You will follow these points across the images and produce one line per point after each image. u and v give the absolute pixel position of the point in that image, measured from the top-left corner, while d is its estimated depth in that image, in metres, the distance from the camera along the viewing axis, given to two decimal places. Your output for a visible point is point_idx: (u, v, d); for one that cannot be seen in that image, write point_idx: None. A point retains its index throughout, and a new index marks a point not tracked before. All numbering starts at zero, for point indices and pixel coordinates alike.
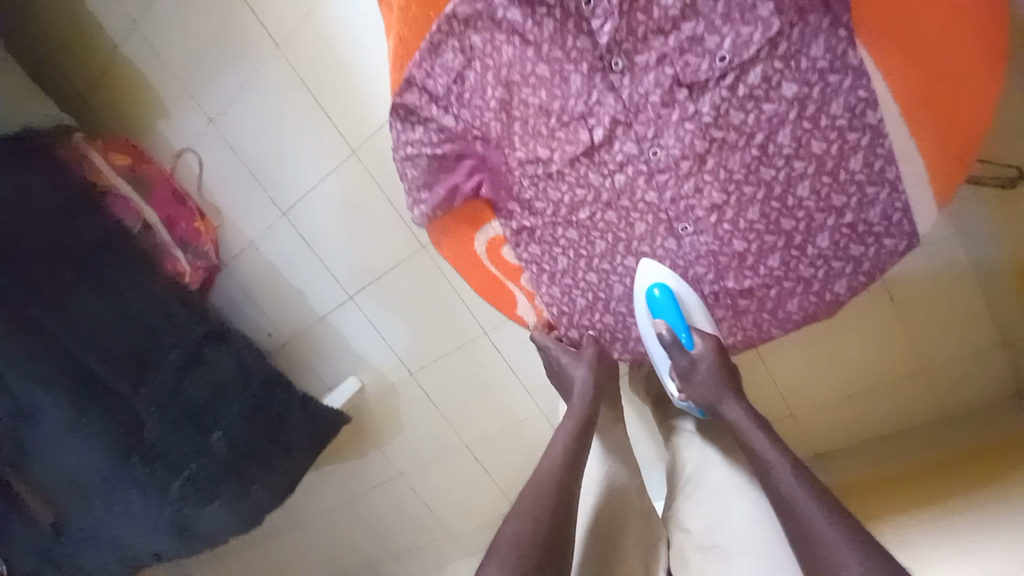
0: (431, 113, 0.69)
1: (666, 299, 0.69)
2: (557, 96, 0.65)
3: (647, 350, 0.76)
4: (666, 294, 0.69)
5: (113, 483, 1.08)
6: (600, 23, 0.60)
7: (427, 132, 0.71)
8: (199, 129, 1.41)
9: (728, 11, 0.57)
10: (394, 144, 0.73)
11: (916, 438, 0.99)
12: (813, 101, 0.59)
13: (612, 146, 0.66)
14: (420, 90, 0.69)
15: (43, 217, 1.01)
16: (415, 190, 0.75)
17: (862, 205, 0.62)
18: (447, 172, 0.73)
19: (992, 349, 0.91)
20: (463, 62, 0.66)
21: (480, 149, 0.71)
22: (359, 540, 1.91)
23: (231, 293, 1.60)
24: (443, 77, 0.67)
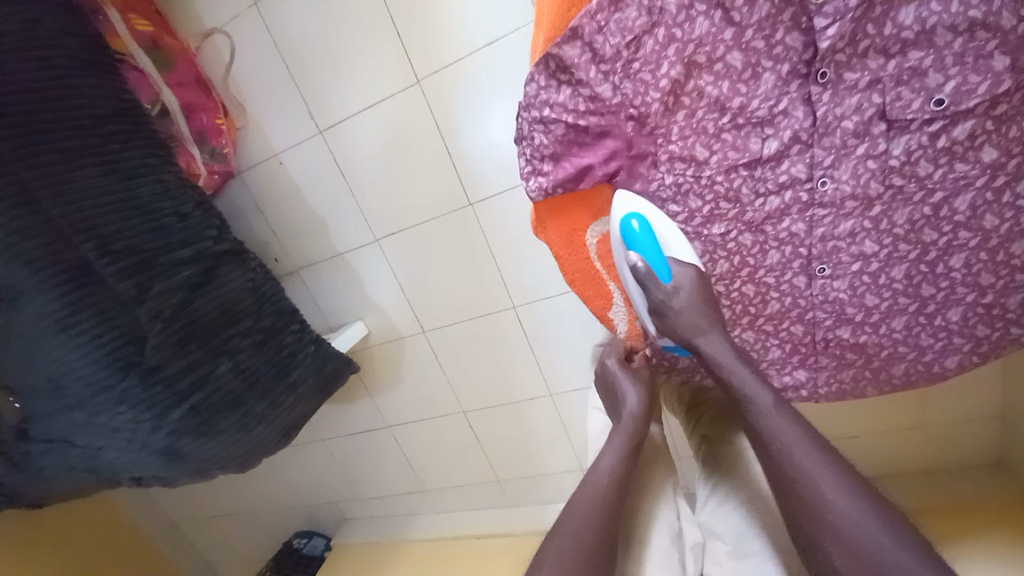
0: (588, 76, 0.60)
1: (644, 233, 0.63)
2: (740, 95, 0.57)
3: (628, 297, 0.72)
4: (645, 222, 0.63)
5: (102, 402, 0.94)
6: (824, 23, 0.52)
7: (574, 96, 0.61)
8: (240, 11, 1.21)
9: (963, 51, 0.51)
10: (527, 101, 0.64)
11: (891, 487, 1.02)
12: (1006, 172, 0.55)
13: (782, 164, 0.59)
14: (583, 46, 0.59)
15: (55, 53, 0.90)
16: (537, 158, 0.66)
17: (1006, 289, 0.60)
18: (582, 149, 0.64)
19: (987, 420, 0.94)
20: (645, 24, 0.56)
21: (630, 131, 0.62)
22: (328, 480, 1.86)
23: (240, 204, 1.44)
24: (617, 37, 0.58)
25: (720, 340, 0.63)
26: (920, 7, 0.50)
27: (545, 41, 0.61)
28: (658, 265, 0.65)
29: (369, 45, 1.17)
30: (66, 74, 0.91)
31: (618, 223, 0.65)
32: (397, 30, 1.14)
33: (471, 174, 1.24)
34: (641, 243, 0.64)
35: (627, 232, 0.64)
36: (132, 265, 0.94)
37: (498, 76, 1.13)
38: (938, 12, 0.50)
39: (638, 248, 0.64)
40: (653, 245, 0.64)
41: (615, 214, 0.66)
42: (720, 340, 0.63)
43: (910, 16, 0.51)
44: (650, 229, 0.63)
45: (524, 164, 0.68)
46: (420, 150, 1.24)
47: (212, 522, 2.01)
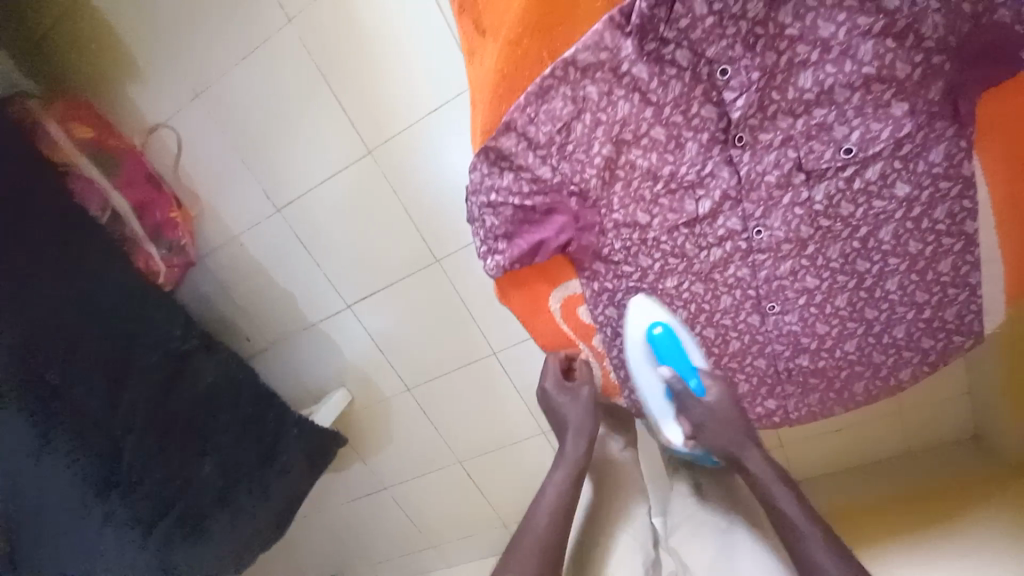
0: (527, 161, 0.64)
1: (668, 338, 0.69)
2: (669, 163, 0.61)
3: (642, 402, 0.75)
4: (669, 328, 0.69)
5: (84, 528, 0.90)
6: (733, 95, 0.57)
7: (517, 180, 0.65)
8: (184, 104, 1.21)
9: (862, 103, 0.56)
10: (474, 188, 0.67)
11: (876, 471, 1.07)
12: (921, 203, 0.60)
13: (719, 218, 0.63)
14: (518, 135, 0.63)
15: None
16: (491, 238, 0.68)
17: (942, 303, 0.64)
18: (532, 226, 0.67)
19: (961, 400, 0.99)
20: (572, 112, 0.61)
21: (575, 206, 0.66)
22: (331, 551, 1.80)
23: (206, 290, 1.42)
24: (547, 125, 0.62)
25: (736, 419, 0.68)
26: (816, 71, 0.55)
27: (483, 136, 0.65)
28: (686, 372, 0.71)
29: (316, 121, 1.18)
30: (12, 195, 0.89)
31: (641, 331, 0.70)
32: (342, 104, 1.15)
33: (434, 231, 1.25)
34: (668, 357, 0.70)
35: (653, 343, 0.69)
36: (101, 379, 0.92)
37: (448, 136, 1.15)
38: (834, 73, 0.55)
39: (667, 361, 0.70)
40: (679, 353, 0.70)
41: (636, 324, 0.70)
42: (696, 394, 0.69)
43: (808, 80, 0.56)
44: (672, 334, 0.69)
45: (480, 244, 0.70)
46: (380, 215, 1.25)
47: None
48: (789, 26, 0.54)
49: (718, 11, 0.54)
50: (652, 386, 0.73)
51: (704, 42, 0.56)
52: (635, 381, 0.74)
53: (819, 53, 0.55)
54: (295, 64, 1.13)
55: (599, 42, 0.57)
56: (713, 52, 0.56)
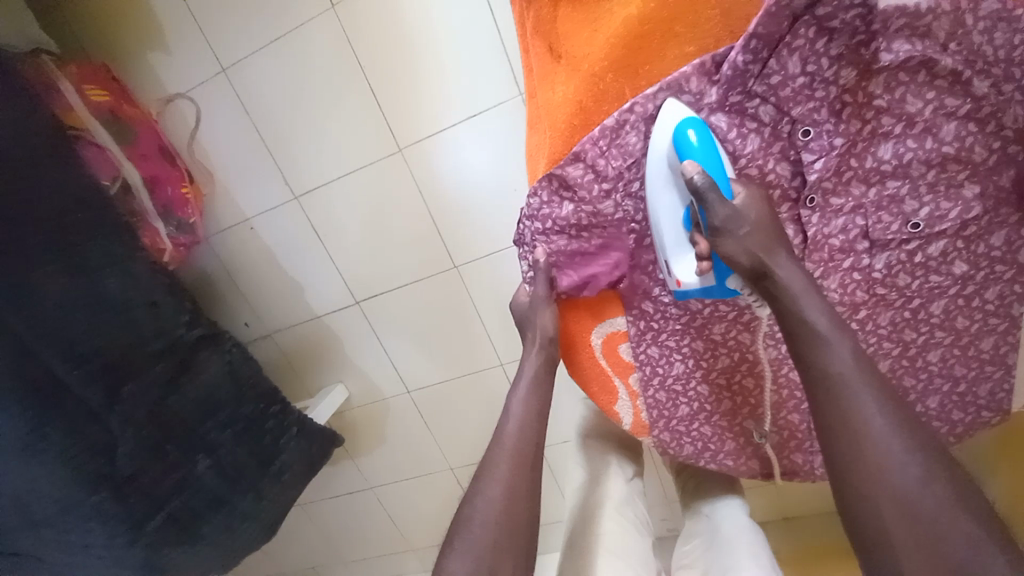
0: (591, 193, 0.63)
1: (703, 139, 0.54)
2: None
3: (658, 225, 0.60)
4: (704, 130, 0.55)
5: (71, 520, 0.85)
6: (811, 157, 0.57)
7: (576, 212, 0.64)
8: (209, 77, 1.16)
9: (935, 181, 0.57)
10: (529, 213, 0.66)
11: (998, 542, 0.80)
12: (975, 282, 0.60)
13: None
14: (586, 167, 0.61)
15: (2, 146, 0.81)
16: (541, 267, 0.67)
17: (977, 378, 0.66)
18: (586, 261, 0.67)
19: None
20: (645, 148, 0.60)
21: (631, 244, 0.66)
22: (307, 546, 1.75)
23: (208, 271, 1.37)
24: (618, 160, 0.61)
25: (790, 261, 0.55)
26: (897, 144, 0.55)
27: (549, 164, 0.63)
28: (717, 177, 0.55)
29: (347, 112, 1.14)
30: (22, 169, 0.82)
31: (669, 135, 0.56)
32: (378, 99, 1.12)
33: (457, 239, 1.23)
34: (698, 155, 0.54)
35: (680, 144, 0.55)
36: (99, 367, 0.86)
37: (484, 146, 1.12)
38: (914, 148, 0.55)
39: (695, 159, 0.54)
40: (713, 155, 0.55)
41: (662, 127, 0.57)
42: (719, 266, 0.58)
43: (888, 152, 0.56)
44: (707, 135, 0.55)
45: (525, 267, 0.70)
46: (402, 214, 1.22)
47: None
48: (878, 97, 0.54)
49: (811, 72, 0.54)
50: (676, 206, 0.59)
51: (791, 102, 0.55)
52: (655, 198, 0.59)
53: (902, 127, 0.55)
54: (332, 51, 1.09)
55: (684, 86, 0.56)
56: (798, 113, 0.55)
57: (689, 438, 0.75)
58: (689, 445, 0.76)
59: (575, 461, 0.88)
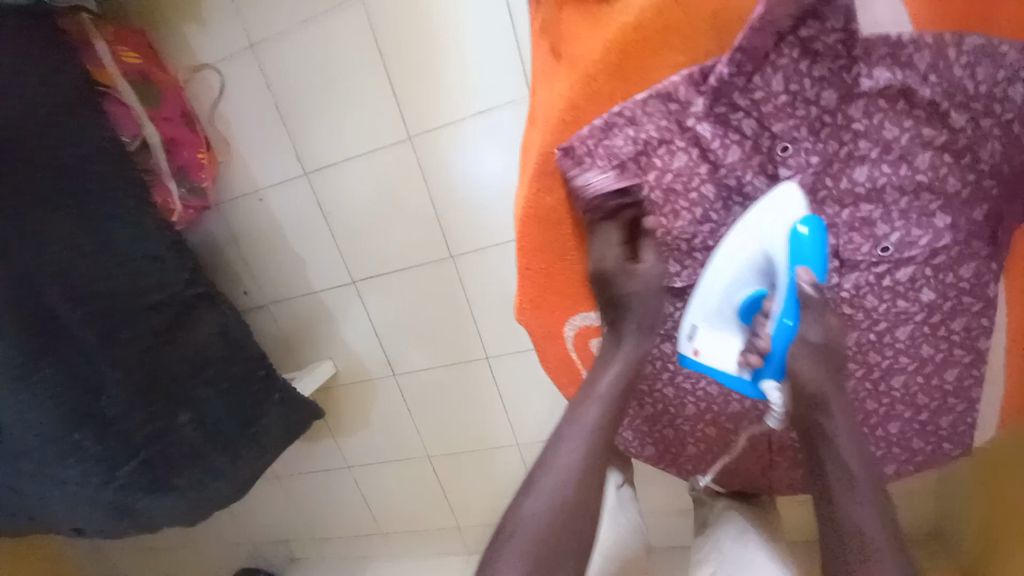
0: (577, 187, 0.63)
1: (812, 239, 0.54)
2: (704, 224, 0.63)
3: (708, 299, 0.63)
4: (815, 224, 0.55)
5: (52, 453, 0.88)
6: (787, 173, 0.58)
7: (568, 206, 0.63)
8: (236, 51, 1.21)
9: (908, 208, 0.58)
10: None
11: None
12: (941, 312, 0.61)
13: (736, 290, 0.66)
14: (574, 163, 0.63)
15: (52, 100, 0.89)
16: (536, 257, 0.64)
17: (939, 409, 0.66)
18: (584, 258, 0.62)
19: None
20: (632, 151, 0.62)
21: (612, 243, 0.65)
22: (280, 518, 1.77)
23: (214, 236, 1.41)
24: (604, 161, 0.62)
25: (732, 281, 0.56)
26: (873, 168, 0.57)
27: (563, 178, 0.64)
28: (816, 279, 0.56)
29: (363, 96, 1.18)
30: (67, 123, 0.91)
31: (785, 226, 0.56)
32: (395, 88, 1.15)
33: (457, 229, 1.26)
34: (804, 249, 0.54)
35: (793, 237, 0.55)
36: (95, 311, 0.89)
37: (491, 143, 1.16)
38: (888, 174, 0.57)
39: (800, 251, 0.55)
40: (817, 254, 0.55)
41: (766, 208, 0.58)
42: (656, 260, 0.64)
43: (863, 174, 0.57)
44: (818, 237, 0.55)
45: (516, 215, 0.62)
46: (406, 200, 1.25)
47: (153, 554, 1.89)
48: (856, 121, 0.56)
49: (793, 91, 0.56)
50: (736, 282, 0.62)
51: (772, 118, 0.57)
52: (722, 268, 0.61)
53: (879, 151, 0.56)
54: (356, 36, 1.13)
55: (671, 93, 0.59)
56: (779, 129, 0.57)
57: (650, 439, 0.78)
58: (649, 446, 0.79)
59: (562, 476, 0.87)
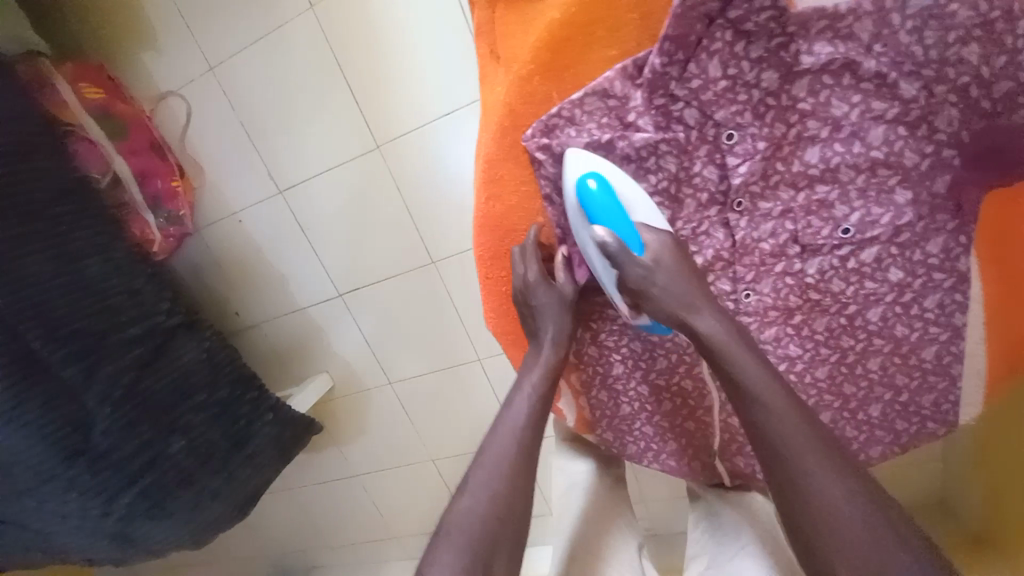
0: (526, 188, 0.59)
1: (603, 193, 0.56)
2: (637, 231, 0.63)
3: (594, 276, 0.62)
4: (602, 180, 0.56)
5: (50, 490, 0.91)
6: (735, 161, 0.56)
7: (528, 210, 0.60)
8: (196, 76, 1.20)
9: (866, 186, 0.55)
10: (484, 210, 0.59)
11: None
12: (912, 290, 0.59)
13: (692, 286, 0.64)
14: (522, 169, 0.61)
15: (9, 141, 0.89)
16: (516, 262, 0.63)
17: (919, 388, 0.64)
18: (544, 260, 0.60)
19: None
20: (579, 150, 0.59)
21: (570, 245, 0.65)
22: (296, 528, 1.81)
23: (199, 261, 1.42)
24: (550, 165, 0.61)
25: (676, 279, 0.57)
26: (824, 148, 0.54)
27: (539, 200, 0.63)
28: (625, 233, 0.57)
29: (325, 109, 1.17)
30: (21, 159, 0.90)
31: (572, 184, 0.58)
32: (356, 98, 1.14)
33: (434, 233, 1.25)
34: (599, 207, 0.56)
35: (583, 195, 0.57)
36: (77, 349, 0.90)
37: (458, 143, 1.14)
38: (841, 152, 0.54)
39: (598, 210, 0.56)
40: (617, 208, 0.56)
41: (568, 179, 0.59)
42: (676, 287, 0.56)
43: (815, 156, 0.55)
44: (609, 190, 0.56)
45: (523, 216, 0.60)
46: (381, 209, 1.24)
47: (179, 571, 1.95)
48: (802, 100, 0.53)
49: (732, 75, 0.53)
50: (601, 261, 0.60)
51: (713, 105, 0.55)
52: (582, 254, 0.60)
53: (829, 131, 0.54)
54: (311, 49, 1.12)
55: (609, 88, 0.57)
56: (721, 116, 0.55)
57: (632, 437, 0.76)
58: (632, 445, 0.76)
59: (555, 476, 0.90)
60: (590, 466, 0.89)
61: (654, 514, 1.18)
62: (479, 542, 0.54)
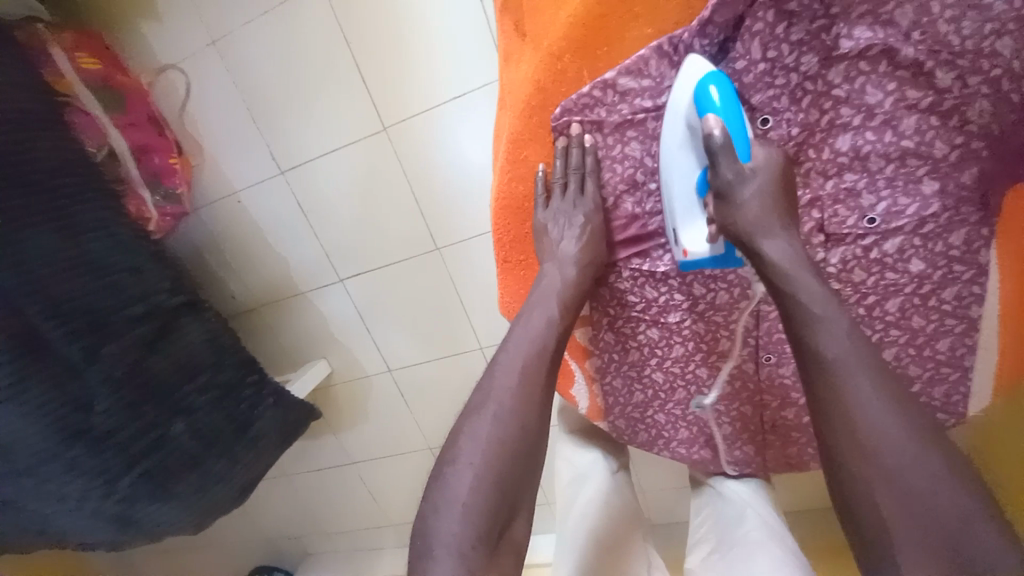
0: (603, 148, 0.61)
1: (725, 95, 0.51)
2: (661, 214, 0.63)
3: (676, 193, 0.58)
4: (729, 89, 0.51)
5: (47, 471, 0.87)
6: (768, 147, 0.56)
7: (613, 170, 0.63)
8: (196, 48, 1.16)
9: (894, 176, 0.56)
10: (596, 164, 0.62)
11: None
12: (931, 282, 0.59)
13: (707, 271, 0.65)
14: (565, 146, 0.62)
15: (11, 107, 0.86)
16: (558, 240, 0.63)
17: (932, 379, 0.65)
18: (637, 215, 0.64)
19: None
20: (616, 129, 0.60)
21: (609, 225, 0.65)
22: (289, 515, 1.79)
23: (196, 241, 1.39)
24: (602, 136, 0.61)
25: (781, 238, 0.53)
26: (856, 136, 0.54)
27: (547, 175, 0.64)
28: (737, 136, 0.52)
29: (332, 87, 1.14)
30: (22, 125, 0.87)
31: (692, 88, 0.53)
32: (363, 77, 1.11)
33: (441, 219, 1.23)
34: (719, 111, 0.51)
35: (702, 101, 0.52)
36: (79, 329, 0.88)
37: (469, 127, 1.12)
38: (872, 141, 0.54)
39: (716, 113, 0.51)
40: (735, 113, 0.52)
41: (684, 82, 0.54)
42: (784, 242, 0.53)
43: (845, 143, 0.55)
44: (730, 92, 0.51)
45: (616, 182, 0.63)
46: (386, 193, 1.22)
47: (168, 558, 1.92)
48: (837, 86, 0.53)
49: (771, 58, 0.53)
50: (694, 170, 0.57)
51: (749, 89, 0.54)
52: (674, 161, 0.57)
53: (862, 118, 0.54)
54: (318, 24, 1.08)
55: (642, 68, 0.56)
56: (756, 100, 0.55)
57: (644, 425, 0.76)
58: (643, 432, 0.77)
59: (561, 462, 0.90)
60: (597, 456, 0.89)
61: (652, 500, 1.19)
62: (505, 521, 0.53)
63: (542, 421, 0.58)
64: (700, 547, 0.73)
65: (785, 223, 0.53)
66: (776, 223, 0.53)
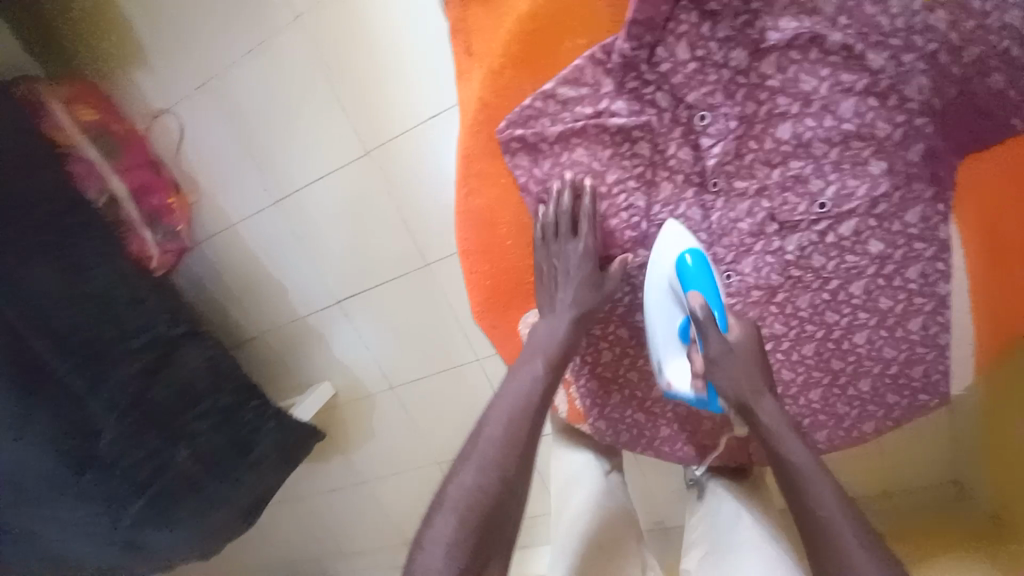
0: (548, 152, 0.62)
1: (699, 267, 0.59)
2: (615, 217, 0.64)
3: (660, 342, 0.65)
4: (702, 258, 0.59)
5: (58, 502, 0.94)
6: (710, 142, 0.57)
7: (565, 174, 0.63)
8: (187, 92, 1.23)
9: (840, 159, 0.56)
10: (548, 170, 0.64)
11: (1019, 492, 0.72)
12: (894, 262, 0.59)
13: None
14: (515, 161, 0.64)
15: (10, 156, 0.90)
16: None
17: (909, 361, 0.63)
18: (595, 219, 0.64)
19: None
20: (563, 138, 0.61)
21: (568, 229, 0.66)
22: (305, 538, 1.82)
23: (198, 273, 1.45)
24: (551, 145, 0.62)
25: (770, 402, 0.58)
26: (795, 123, 0.55)
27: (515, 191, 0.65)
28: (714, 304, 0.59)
29: (314, 118, 1.18)
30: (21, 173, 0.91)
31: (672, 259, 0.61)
32: (342, 107, 1.16)
33: (427, 236, 1.25)
34: (697, 280, 0.58)
35: (681, 268, 0.59)
36: (82, 363, 0.92)
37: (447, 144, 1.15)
38: (812, 127, 0.55)
39: (695, 284, 0.58)
40: (711, 284, 0.59)
41: (667, 250, 0.62)
42: (770, 403, 0.58)
43: (787, 131, 0.55)
44: (704, 262, 0.59)
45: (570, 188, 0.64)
46: (372, 214, 1.25)
47: None
48: (771, 77, 0.54)
49: (701, 57, 0.54)
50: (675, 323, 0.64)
51: (685, 88, 0.56)
52: (658, 316, 0.64)
53: (799, 106, 0.54)
54: (297, 60, 1.14)
55: (581, 77, 0.58)
56: (693, 98, 0.56)
57: (625, 424, 0.76)
58: (625, 432, 0.77)
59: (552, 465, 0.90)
60: (589, 458, 0.88)
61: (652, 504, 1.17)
62: (476, 525, 0.54)
63: (507, 423, 0.59)
64: (694, 549, 0.71)
65: (768, 387, 0.58)
66: (759, 384, 0.58)
